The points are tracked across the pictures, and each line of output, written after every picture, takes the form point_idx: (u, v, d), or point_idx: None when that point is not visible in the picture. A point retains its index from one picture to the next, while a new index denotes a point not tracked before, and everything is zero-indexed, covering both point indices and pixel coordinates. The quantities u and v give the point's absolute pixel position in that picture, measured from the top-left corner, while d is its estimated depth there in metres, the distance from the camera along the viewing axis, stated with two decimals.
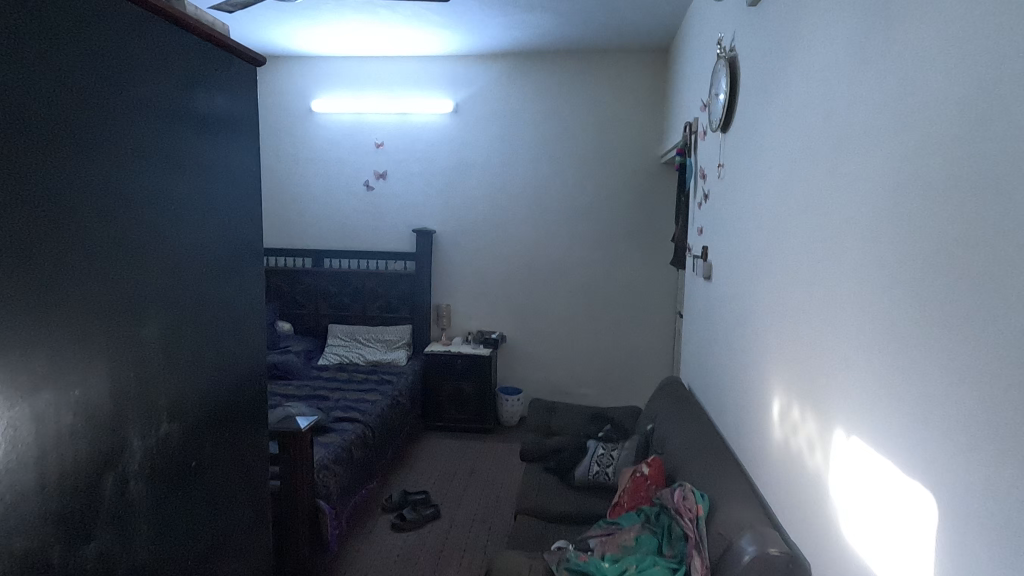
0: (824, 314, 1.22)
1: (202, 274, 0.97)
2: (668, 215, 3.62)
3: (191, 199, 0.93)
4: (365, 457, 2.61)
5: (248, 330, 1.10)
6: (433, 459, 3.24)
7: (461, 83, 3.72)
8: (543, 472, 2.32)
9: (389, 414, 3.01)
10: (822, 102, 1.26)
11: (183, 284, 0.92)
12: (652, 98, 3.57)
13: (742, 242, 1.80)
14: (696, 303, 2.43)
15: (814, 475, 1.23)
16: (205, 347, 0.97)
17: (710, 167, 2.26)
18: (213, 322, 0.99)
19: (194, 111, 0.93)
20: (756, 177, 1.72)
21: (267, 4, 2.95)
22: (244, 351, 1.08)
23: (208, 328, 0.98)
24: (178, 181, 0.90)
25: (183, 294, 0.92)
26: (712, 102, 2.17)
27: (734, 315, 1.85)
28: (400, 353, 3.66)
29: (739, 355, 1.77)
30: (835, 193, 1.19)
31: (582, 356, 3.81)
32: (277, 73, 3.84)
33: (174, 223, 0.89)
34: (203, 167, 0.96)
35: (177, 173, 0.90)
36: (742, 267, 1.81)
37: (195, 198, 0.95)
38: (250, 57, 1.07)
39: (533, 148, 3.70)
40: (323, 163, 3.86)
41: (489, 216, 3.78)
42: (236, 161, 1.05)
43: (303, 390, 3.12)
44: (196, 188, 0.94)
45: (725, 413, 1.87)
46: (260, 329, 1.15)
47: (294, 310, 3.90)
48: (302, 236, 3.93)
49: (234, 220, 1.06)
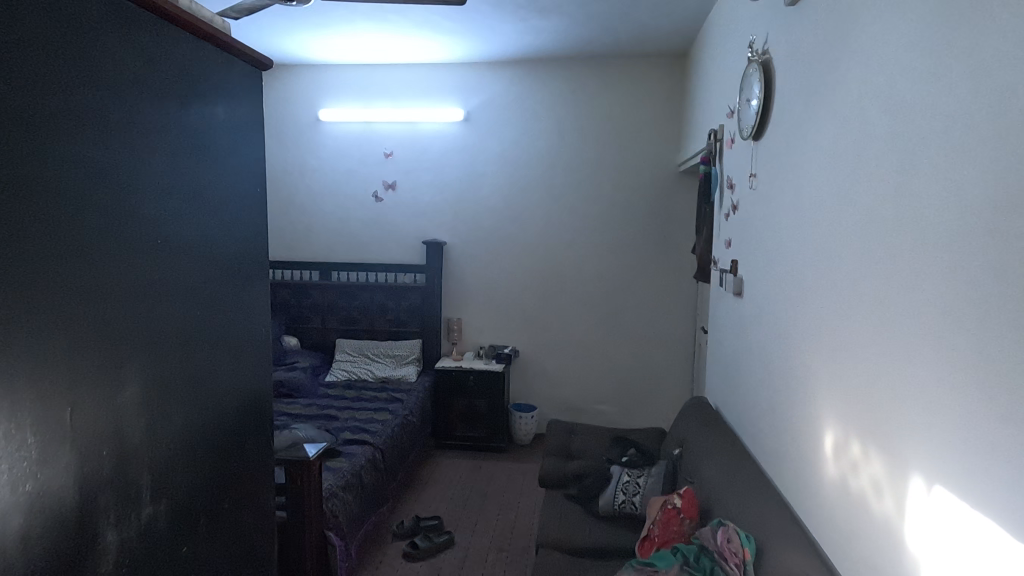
0: (891, 342, 1.09)
1: (194, 333, 0.89)
2: (687, 226, 3.50)
3: (181, 254, 0.86)
4: (375, 481, 2.49)
5: (246, 385, 1.02)
6: (445, 480, 3.11)
7: (473, 90, 3.62)
8: (564, 500, 2.19)
9: (399, 434, 2.89)
10: (883, 108, 1.15)
11: (171, 349, 0.84)
12: (669, 104, 3.46)
13: (782, 258, 1.68)
14: (724, 320, 2.31)
15: (881, 523, 1.10)
16: (196, 414, 0.89)
17: (740, 177, 2.14)
18: (201, 365, 0.90)
19: (184, 157, 0.86)
20: (796, 189, 1.60)
21: (276, 11, 2.87)
22: (241, 410, 1.00)
23: (200, 391, 0.90)
24: (160, 212, 0.81)
25: (171, 361, 0.84)
26: (743, 109, 2.06)
27: (773, 336, 1.73)
28: (410, 369, 3.55)
29: (780, 380, 1.65)
30: (903, 208, 1.07)
31: (599, 371, 3.68)
32: (284, 82, 3.75)
33: (160, 286, 0.82)
34: (195, 217, 0.89)
35: (165, 229, 0.82)
36: (781, 284, 1.69)
37: (186, 253, 0.87)
38: (255, 59, 1.01)
39: (547, 157, 3.60)
40: (331, 173, 3.77)
41: (501, 227, 3.67)
42: (234, 205, 0.98)
43: (310, 409, 3.00)
44: (186, 242, 0.87)
45: (763, 441, 1.74)
46: (260, 383, 1.07)
47: (300, 324, 3.80)
48: (309, 248, 3.84)
49: (232, 268, 0.98)
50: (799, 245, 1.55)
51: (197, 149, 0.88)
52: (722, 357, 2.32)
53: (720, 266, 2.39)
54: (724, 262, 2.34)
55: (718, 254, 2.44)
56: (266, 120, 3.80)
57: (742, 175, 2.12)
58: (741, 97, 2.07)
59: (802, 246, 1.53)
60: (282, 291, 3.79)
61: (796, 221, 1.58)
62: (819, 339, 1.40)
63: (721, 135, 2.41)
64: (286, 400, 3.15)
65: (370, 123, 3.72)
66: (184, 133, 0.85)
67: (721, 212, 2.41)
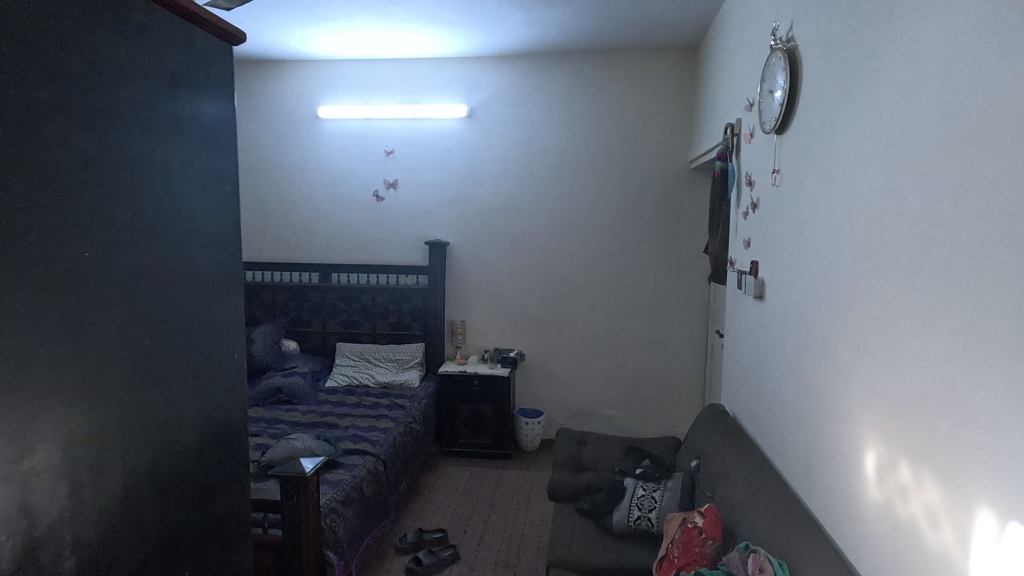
0: (950, 356, 0.97)
1: (138, 382, 0.77)
2: (699, 225, 3.39)
3: (119, 294, 0.74)
4: (376, 493, 2.38)
5: (207, 431, 0.90)
6: (450, 489, 3.00)
7: (476, 86, 3.50)
8: (575, 515, 2.08)
9: (402, 443, 2.78)
10: (936, 94, 1.04)
11: (104, 407, 0.72)
12: (680, 99, 3.34)
13: (811, 259, 1.56)
14: (743, 324, 2.19)
15: (937, 557, 0.98)
16: (141, 474, 0.77)
17: (760, 173, 2.03)
18: (148, 411, 0.79)
19: (127, 176, 0.74)
20: (828, 185, 1.49)
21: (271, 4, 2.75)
22: (199, 460, 0.89)
23: (146, 448, 0.78)
24: (128, 231, 0.75)
25: (105, 419, 0.72)
26: (764, 100, 1.94)
27: (801, 343, 1.61)
28: (413, 374, 3.44)
29: (810, 391, 1.53)
30: (961, 206, 0.96)
31: (607, 375, 3.57)
32: (282, 79, 3.65)
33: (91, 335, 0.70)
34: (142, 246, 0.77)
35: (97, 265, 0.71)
36: (809, 288, 1.57)
37: (125, 292, 0.75)
38: (225, 31, 0.91)
39: (553, 154, 3.48)
40: (331, 172, 3.66)
41: (506, 227, 3.56)
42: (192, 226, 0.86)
43: (310, 417, 2.90)
44: (127, 279, 0.75)
45: (791, 456, 1.63)
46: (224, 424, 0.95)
47: (300, 327, 3.69)
48: (308, 249, 3.73)
49: (189, 300, 0.87)
50: (831, 245, 1.44)
51: (165, 150, 0.81)
52: (741, 363, 2.20)
53: (738, 267, 2.27)
54: (743, 263, 2.22)
55: (736, 254, 2.32)
56: (264, 118, 3.69)
57: (764, 172, 2.00)
58: (762, 88, 1.95)
59: (835, 247, 1.41)
60: (281, 293, 3.69)
61: (828, 221, 1.46)
62: (857, 349, 1.29)
63: (739, 129, 2.29)
64: (284, 407, 3.05)
65: (371, 120, 3.60)
66: (150, 136, 0.78)
67: (739, 210, 2.30)
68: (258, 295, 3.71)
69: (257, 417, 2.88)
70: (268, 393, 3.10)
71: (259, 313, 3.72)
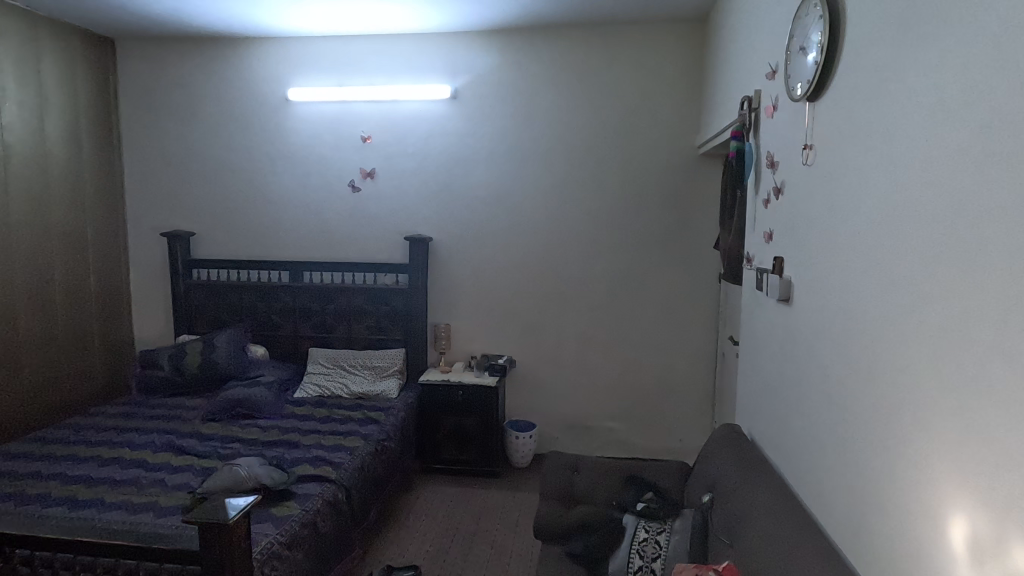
0: None
1: None
2: (708, 218, 3.04)
3: None
4: (335, 528, 2.06)
5: None
6: (429, 515, 2.68)
7: (462, 64, 3.16)
8: (565, 560, 1.75)
9: (372, 465, 2.45)
10: None
11: None
12: (687, 78, 3.00)
13: (863, 255, 1.22)
14: (766, 333, 1.85)
15: None
16: None
17: (787, 153, 1.68)
18: None
19: None
20: (887, 159, 1.15)
21: None
22: None
23: None
24: None
25: None
26: (792, 63, 1.60)
27: (848, 363, 1.27)
28: (391, 383, 3.11)
29: (863, 425, 1.19)
30: None
31: (606, 384, 3.24)
32: (248, 58, 3.32)
33: None
34: None
35: None
36: (858, 292, 1.23)
37: None
38: None
39: (546, 140, 3.14)
40: (302, 161, 3.33)
41: (495, 222, 3.22)
42: None
43: (270, 435, 2.58)
44: None
45: (837, 505, 1.28)
46: None
47: (269, 331, 3.37)
48: (279, 245, 3.40)
49: None
50: (900, 238, 1.09)
51: None
52: (763, 378, 1.86)
53: (758, 266, 1.93)
54: (764, 261, 1.88)
55: (754, 250, 1.98)
56: (229, 101, 3.37)
57: (791, 151, 1.66)
58: (791, 48, 1.60)
59: (904, 240, 1.07)
60: (249, 294, 3.37)
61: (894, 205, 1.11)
62: (943, 378, 0.94)
63: (759, 102, 1.95)
64: (244, 422, 2.73)
65: (345, 103, 3.27)
66: None
67: (758, 199, 1.96)
68: (224, 296, 3.39)
69: (210, 434, 2.56)
70: (227, 406, 2.79)
71: (225, 315, 3.40)
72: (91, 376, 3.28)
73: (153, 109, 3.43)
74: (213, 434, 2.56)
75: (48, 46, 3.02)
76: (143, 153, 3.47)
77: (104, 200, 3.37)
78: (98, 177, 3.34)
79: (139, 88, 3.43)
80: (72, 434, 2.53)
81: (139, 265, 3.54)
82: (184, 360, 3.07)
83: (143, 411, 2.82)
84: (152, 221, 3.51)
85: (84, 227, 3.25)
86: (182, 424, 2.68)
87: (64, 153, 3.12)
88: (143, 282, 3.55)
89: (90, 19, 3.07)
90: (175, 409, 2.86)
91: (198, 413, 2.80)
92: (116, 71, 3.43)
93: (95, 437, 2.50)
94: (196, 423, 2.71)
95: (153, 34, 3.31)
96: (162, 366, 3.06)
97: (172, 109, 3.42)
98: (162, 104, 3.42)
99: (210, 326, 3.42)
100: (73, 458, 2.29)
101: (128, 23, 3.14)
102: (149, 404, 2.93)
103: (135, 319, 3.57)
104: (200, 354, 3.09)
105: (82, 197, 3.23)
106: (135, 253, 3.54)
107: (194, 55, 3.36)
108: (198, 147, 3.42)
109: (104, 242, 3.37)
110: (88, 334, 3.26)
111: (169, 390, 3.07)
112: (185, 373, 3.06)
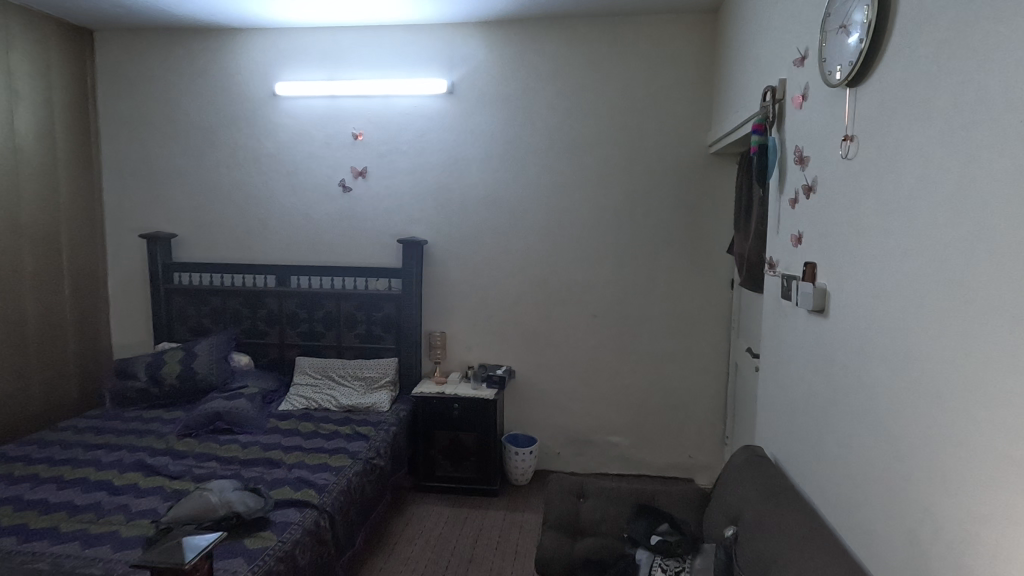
0: None
1: None
2: (720, 221, 2.87)
3: None
4: (316, 560, 1.87)
5: None
6: (422, 538, 2.49)
7: (459, 58, 2.99)
8: None
9: (359, 487, 2.26)
10: None
11: None
12: (698, 72, 2.83)
13: (936, 261, 1.04)
14: (794, 346, 1.67)
15: None
16: None
17: (821, 145, 1.51)
18: None
19: None
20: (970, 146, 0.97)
21: None
22: None
23: None
24: None
25: None
26: (829, 42, 1.42)
27: (916, 386, 1.09)
28: (382, 395, 2.92)
29: (944, 462, 1.01)
30: None
31: (612, 396, 3.05)
32: (233, 50, 3.14)
33: None
34: None
35: None
36: (933, 303, 1.05)
37: None
38: None
39: (548, 138, 2.96)
40: (290, 159, 3.15)
41: (494, 224, 3.04)
42: None
43: (249, 453, 2.38)
44: None
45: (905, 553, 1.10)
46: None
47: (254, 339, 3.18)
48: (265, 248, 3.22)
49: None
50: (990, 239, 0.91)
51: None
52: (792, 397, 1.68)
53: (784, 271, 1.75)
54: (791, 267, 1.70)
55: (779, 254, 1.80)
56: (213, 96, 3.18)
57: (826, 143, 1.48)
58: (827, 27, 1.43)
59: (1000, 241, 0.89)
60: (233, 300, 3.18)
61: (979, 199, 0.93)
62: None
63: (785, 92, 1.77)
64: (223, 438, 2.53)
65: (336, 98, 3.09)
66: None
67: (784, 198, 1.78)
68: (206, 302, 3.20)
69: (185, 452, 2.37)
70: (205, 421, 2.60)
71: (207, 322, 3.21)
72: (64, 386, 3.09)
73: (133, 104, 3.25)
74: (188, 452, 2.37)
75: (20, 35, 2.84)
76: (123, 150, 3.28)
77: (80, 199, 3.18)
78: (74, 175, 3.15)
79: (118, 81, 3.24)
80: (34, 451, 2.34)
81: (118, 268, 3.34)
82: (162, 369, 2.88)
83: (114, 426, 2.62)
84: (131, 221, 3.32)
85: (59, 229, 3.06)
86: (156, 440, 2.49)
87: (36, 148, 2.93)
88: (122, 286, 3.35)
89: (64, 7, 2.89)
90: (150, 422, 2.66)
91: (174, 428, 2.61)
92: (95, 64, 3.24)
93: (59, 455, 2.30)
94: (170, 438, 2.51)
95: (133, 24, 3.13)
96: (138, 376, 2.87)
97: (153, 104, 3.23)
98: (142, 99, 3.24)
99: (192, 333, 3.23)
100: (32, 479, 2.10)
101: (106, 12, 2.96)
102: (122, 417, 2.73)
103: (113, 325, 3.37)
104: (179, 363, 2.90)
105: (56, 196, 3.04)
106: (114, 256, 3.35)
107: (176, 47, 3.19)
108: (180, 144, 3.24)
109: (81, 243, 3.18)
110: (61, 341, 3.07)
111: (146, 402, 2.88)
112: (162, 384, 2.86)
